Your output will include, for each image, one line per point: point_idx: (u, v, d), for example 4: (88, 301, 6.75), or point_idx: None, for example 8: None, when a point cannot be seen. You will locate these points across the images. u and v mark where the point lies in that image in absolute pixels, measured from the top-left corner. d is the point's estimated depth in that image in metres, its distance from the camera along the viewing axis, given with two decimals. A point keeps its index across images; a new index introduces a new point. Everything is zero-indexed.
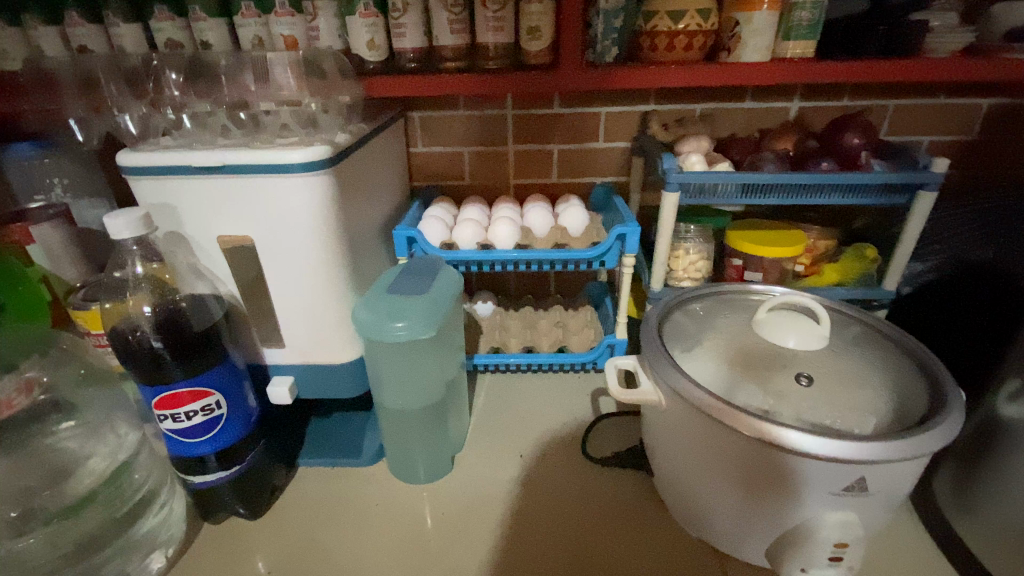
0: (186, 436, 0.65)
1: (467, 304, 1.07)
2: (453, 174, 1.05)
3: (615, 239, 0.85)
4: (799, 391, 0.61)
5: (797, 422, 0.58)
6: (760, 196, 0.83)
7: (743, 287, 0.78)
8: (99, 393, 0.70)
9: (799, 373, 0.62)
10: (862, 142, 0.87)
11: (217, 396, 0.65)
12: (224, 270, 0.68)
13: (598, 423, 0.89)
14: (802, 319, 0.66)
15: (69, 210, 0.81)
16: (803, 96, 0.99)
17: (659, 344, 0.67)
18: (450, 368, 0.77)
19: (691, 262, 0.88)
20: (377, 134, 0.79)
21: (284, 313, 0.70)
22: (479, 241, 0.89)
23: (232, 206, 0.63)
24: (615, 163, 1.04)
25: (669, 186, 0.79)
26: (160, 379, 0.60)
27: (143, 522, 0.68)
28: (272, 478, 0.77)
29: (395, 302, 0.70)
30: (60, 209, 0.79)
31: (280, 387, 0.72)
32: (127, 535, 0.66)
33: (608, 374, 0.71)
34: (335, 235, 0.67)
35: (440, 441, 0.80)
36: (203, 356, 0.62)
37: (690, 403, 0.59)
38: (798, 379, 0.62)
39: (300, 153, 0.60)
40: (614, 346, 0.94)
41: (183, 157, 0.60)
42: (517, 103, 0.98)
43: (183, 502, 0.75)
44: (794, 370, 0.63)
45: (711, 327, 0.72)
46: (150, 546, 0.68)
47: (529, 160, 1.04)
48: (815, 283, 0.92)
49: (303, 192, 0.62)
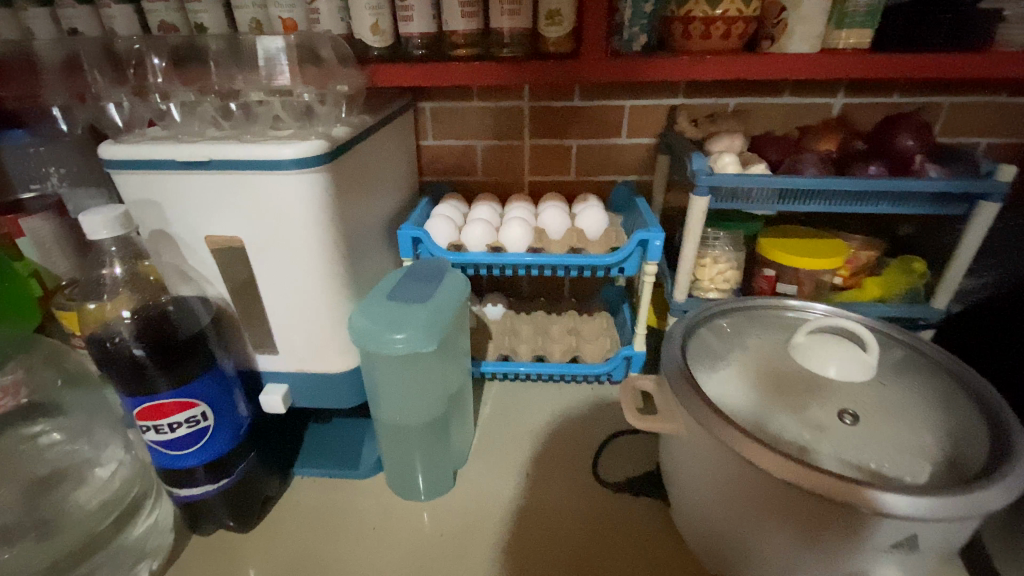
0: (173, 448, 0.61)
1: (477, 307, 1.02)
2: (465, 169, 0.99)
3: (636, 246, 0.78)
4: (837, 426, 0.54)
5: (835, 464, 0.52)
6: (799, 202, 0.75)
7: (775, 303, 0.71)
8: (85, 397, 0.68)
9: (842, 409, 0.55)
10: (916, 144, 0.78)
11: (203, 408, 0.61)
12: (212, 270, 0.62)
13: (612, 441, 0.83)
14: (846, 345, 0.58)
15: (62, 202, 0.76)
16: (847, 92, 0.90)
17: (682, 366, 0.61)
18: (453, 380, 0.72)
19: (719, 271, 0.81)
20: (382, 127, 0.74)
21: (278, 318, 0.65)
22: (490, 243, 0.83)
23: (221, 204, 0.58)
24: (638, 161, 0.97)
25: (698, 190, 0.72)
26: (144, 388, 0.56)
27: (132, 528, 0.67)
28: (265, 489, 0.73)
29: (397, 310, 0.65)
30: (52, 200, 0.75)
31: (274, 396, 0.68)
32: (120, 539, 0.65)
33: (625, 396, 0.65)
34: (332, 238, 0.62)
35: (442, 456, 0.75)
36: (189, 364, 0.58)
37: (716, 437, 0.53)
38: (840, 416, 0.55)
39: (293, 148, 0.55)
40: (631, 358, 0.88)
41: (166, 150, 0.56)
42: (535, 94, 0.92)
43: (170, 511, 0.71)
44: (834, 404, 0.56)
45: (740, 347, 0.66)
46: (136, 555, 0.65)
47: (546, 156, 0.97)
48: (854, 297, 0.84)
49: (296, 191, 0.57)
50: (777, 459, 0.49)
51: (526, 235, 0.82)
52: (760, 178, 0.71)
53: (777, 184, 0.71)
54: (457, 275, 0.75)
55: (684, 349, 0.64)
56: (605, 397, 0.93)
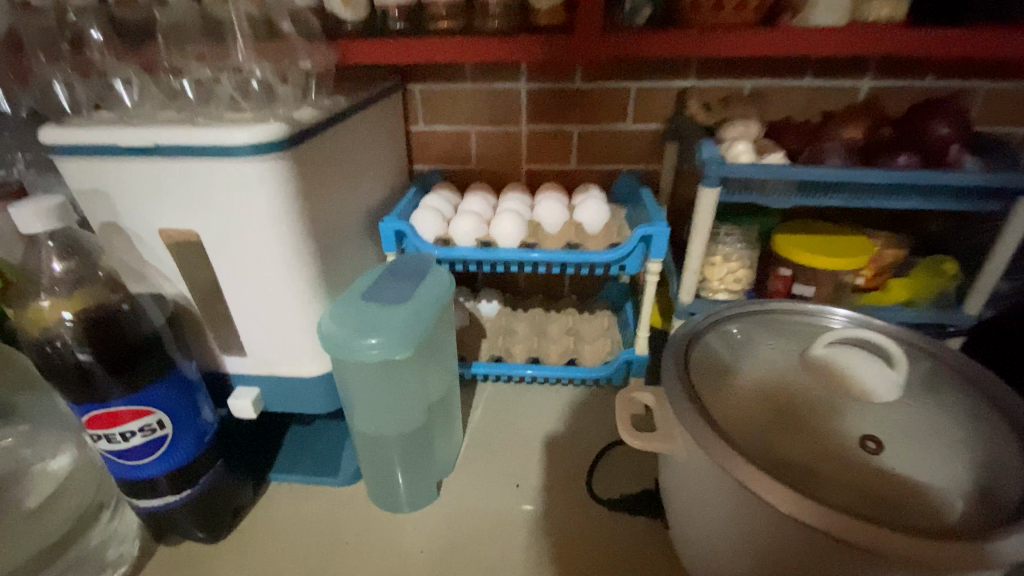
0: (128, 457, 0.57)
1: (470, 303, 0.96)
2: (458, 156, 0.92)
3: (638, 242, 0.72)
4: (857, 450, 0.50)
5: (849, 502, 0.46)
6: (820, 196, 0.68)
7: (790, 306, 0.63)
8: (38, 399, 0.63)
9: (864, 437, 0.51)
10: (953, 132, 0.70)
11: (159, 416, 0.56)
12: (170, 267, 0.57)
13: (609, 451, 0.77)
14: (869, 360, 0.52)
15: None
16: (875, 74, 0.82)
17: (683, 379, 0.54)
18: (434, 386, 0.66)
19: (729, 270, 0.74)
20: (361, 110, 0.68)
21: (244, 318, 0.60)
22: (480, 237, 0.77)
23: (174, 194, 0.53)
24: (643, 149, 0.89)
25: (706, 181, 0.65)
26: (91, 395, 0.52)
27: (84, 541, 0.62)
28: (236, 497, 0.69)
29: (370, 312, 0.59)
30: None
31: (243, 400, 0.63)
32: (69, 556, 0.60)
33: (620, 409, 0.59)
34: (298, 233, 0.56)
35: (424, 467, 0.69)
36: (141, 370, 0.53)
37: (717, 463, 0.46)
38: (864, 445, 0.50)
39: (247, 132, 0.49)
40: (632, 362, 0.82)
41: (111, 135, 0.50)
42: (532, 76, 0.85)
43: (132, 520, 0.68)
44: (857, 428, 0.51)
45: (750, 357, 0.59)
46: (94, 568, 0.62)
47: (544, 143, 0.90)
48: (877, 300, 0.77)
49: (254, 181, 0.51)
50: (783, 491, 0.43)
51: (519, 229, 0.76)
52: (776, 170, 0.64)
53: (796, 176, 0.64)
54: (440, 272, 0.69)
55: (687, 361, 0.56)
56: (603, 402, 0.87)
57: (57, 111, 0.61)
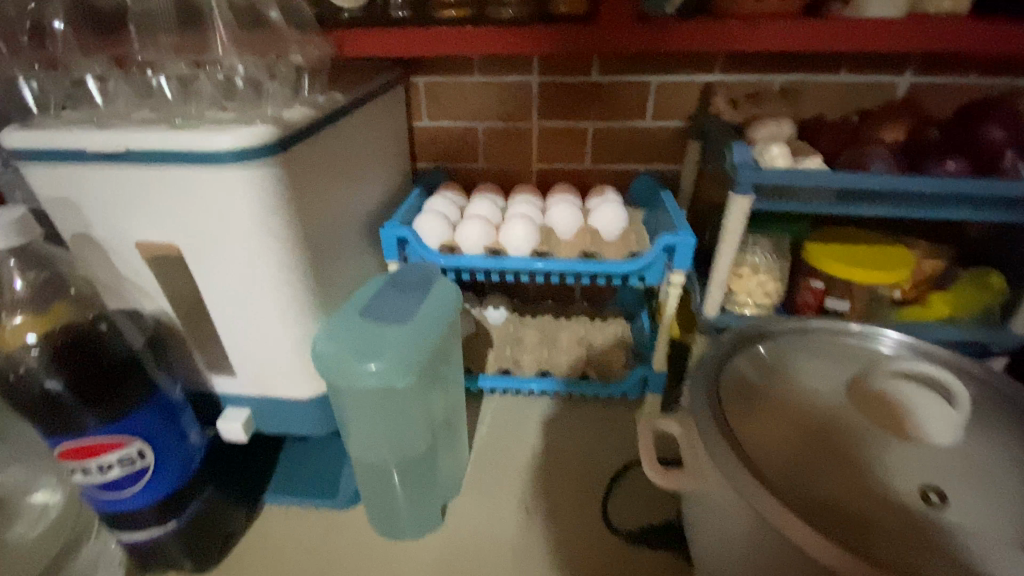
0: (107, 489, 0.52)
1: (476, 310, 0.90)
2: (464, 155, 0.86)
3: (660, 253, 0.66)
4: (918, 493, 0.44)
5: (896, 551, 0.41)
6: (861, 205, 0.62)
7: (831, 326, 0.59)
8: None
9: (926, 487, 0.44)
10: (1008, 135, 0.64)
11: (140, 445, 0.51)
12: (149, 282, 0.52)
13: (625, 474, 0.72)
14: (929, 398, 0.48)
15: None
16: (917, 69, 0.75)
17: (712, 407, 0.50)
18: (438, 406, 0.61)
19: (759, 283, 0.69)
20: (360, 107, 0.62)
21: (232, 338, 0.55)
22: (488, 245, 0.71)
23: (152, 205, 0.47)
24: (662, 148, 0.83)
25: (739, 188, 0.59)
26: (66, 425, 0.47)
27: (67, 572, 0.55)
28: (228, 522, 0.64)
29: (369, 331, 0.54)
30: None
31: (234, 423, 0.58)
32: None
33: (642, 439, 0.55)
34: (289, 246, 0.51)
35: (429, 490, 0.65)
36: (120, 397, 0.48)
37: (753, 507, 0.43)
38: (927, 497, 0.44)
39: (231, 137, 0.43)
40: (649, 377, 0.76)
41: (78, 138, 0.45)
42: (545, 69, 0.78)
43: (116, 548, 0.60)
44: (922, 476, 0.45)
45: (785, 381, 0.54)
46: None
47: (556, 141, 0.84)
48: (916, 315, 0.71)
49: (240, 190, 0.46)
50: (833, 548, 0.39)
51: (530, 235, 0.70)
52: (813, 177, 0.58)
53: (836, 183, 0.58)
54: (445, 284, 0.63)
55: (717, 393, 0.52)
56: (617, 418, 0.81)
57: (23, 111, 0.55)
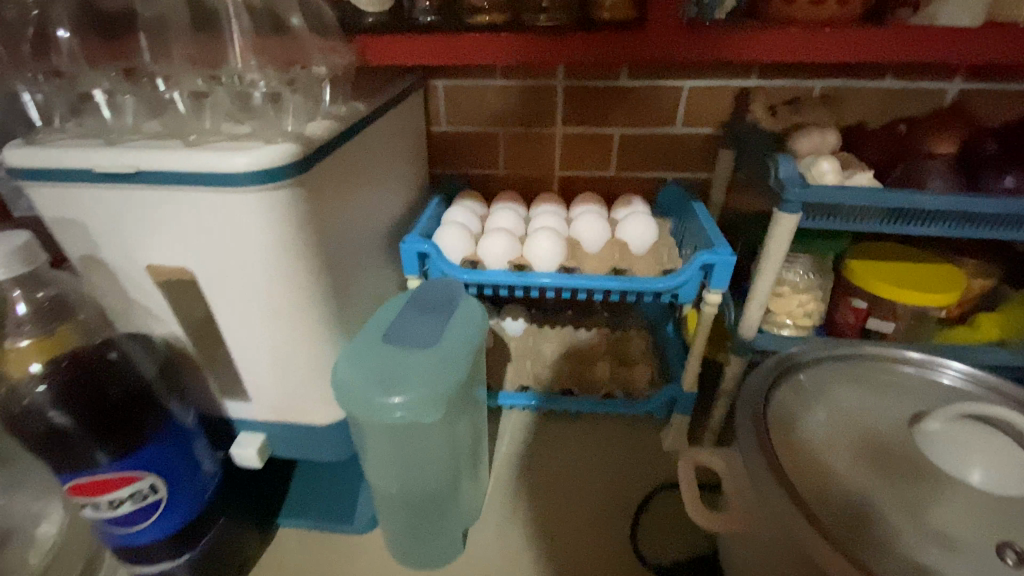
0: (118, 523, 0.49)
1: (495, 321, 0.85)
2: (484, 162, 0.83)
3: (697, 271, 0.62)
4: (974, 541, 0.42)
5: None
6: (914, 223, 0.58)
7: (882, 353, 0.58)
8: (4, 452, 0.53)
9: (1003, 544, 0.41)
10: None
11: (152, 479, 0.48)
12: (161, 306, 0.49)
13: (654, 498, 0.69)
14: (999, 444, 0.44)
15: None
16: (966, 76, 0.71)
17: (755, 436, 0.49)
18: (465, 433, 0.59)
19: (799, 303, 0.66)
20: (381, 116, 0.58)
21: (246, 364, 0.52)
22: (513, 260, 0.68)
23: (164, 227, 0.44)
24: (692, 155, 0.79)
25: (786, 206, 0.56)
26: (74, 461, 0.44)
27: None
28: (242, 549, 0.61)
29: (392, 358, 0.51)
30: None
31: (249, 449, 0.55)
32: None
33: (681, 474, 0.52)
34: (308, 269, 0.47)
35: (452, 518, 0.63)
36: (132, 429, 0.46)
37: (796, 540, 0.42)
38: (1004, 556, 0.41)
39: (248, 156, 0.40)
40: (678, 397, 0.73)
41: (83, 157, 0.42)
42: (571, 72, 0.75)
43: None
44: (987, 530, 0.42)
45: (833, 410, 0.53)
46: None
47: (582, 147, 0.80)
48: (964, 336, 0.67)
49: (256, 213, 0.43)
50: None
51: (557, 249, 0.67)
52: (863, 194, 0.55)
53: (887, 202, 0.55)
54: (469, 303, 0.60)
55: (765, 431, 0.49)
56: (644, 436, 0.78)
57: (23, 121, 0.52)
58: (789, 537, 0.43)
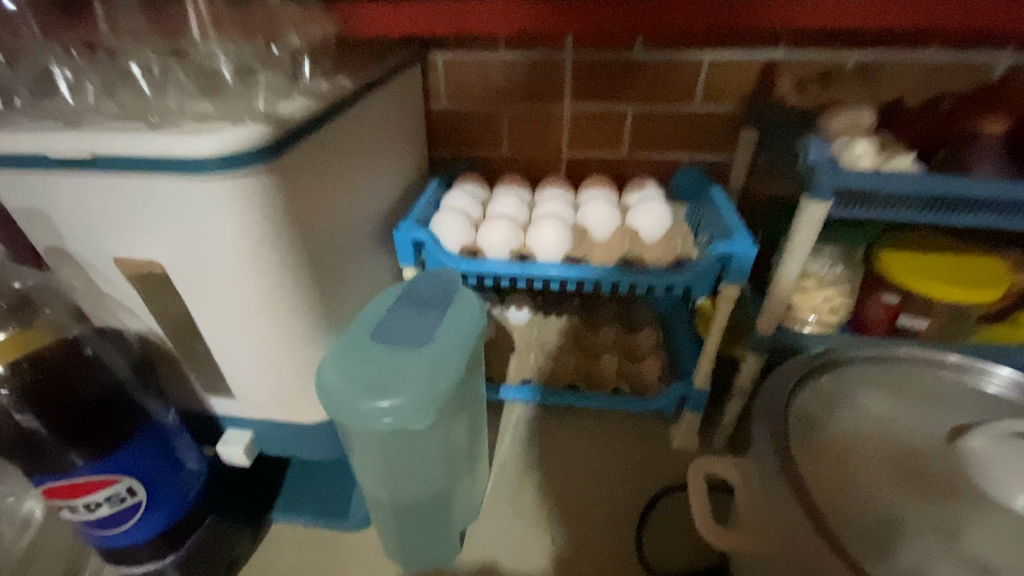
0: (99, 525, 0.46)
1: (497, 311, 0.81)
2: (486, 142, 0.78)
3: (712, 263, 0.58)
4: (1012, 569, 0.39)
5: None
6: (958, 213, 0.52)
7: (914, 356, 0.53)
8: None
9: None
10: None
11: (130, 482, 0.45)
12: (135, 302, 0.46)
13: (661, 500, 0.65)
14: None
15: None
16: (1020, 46, 0.64)
17: (772, 447, 0.45)
18: (460, 436, 0.56)
19: (825, 298, 0.62)
20: (370, 94, 0.54)
21: (226, 362, 0.49)
22: (515, 250, 0.63)
23: (127, 218, 0.41)
24: (711, 135, 0.74)
25: (814, 192, 0.50)
26: (47, 466, 0.41)
27: None
28: (234, 547, 0.59)
29: (381, 360, 0.47)
30: None
31: (234, 448, 0.52)
32: None
33: (690, 483, 0.49)
34: (288, 262, 0.44)
35: (446, 524, 0.59)
36: (106, 431, 0.43)
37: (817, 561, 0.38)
38: None
39: (211, 140, 0.36)
40: (690, 395, 0.69)
41: (36, 141, 0.38)
42: (580, 44, 0.69)
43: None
44: None
45: (859, 418, 0.49)
46: None
47: (591, 127, 0.75)
48: (1004, 335, 0.62)
49: (225, 202, 0.39)
50: None
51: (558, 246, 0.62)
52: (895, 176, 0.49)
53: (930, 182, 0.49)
54: (465, 296, 0.56)
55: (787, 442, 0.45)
56: (653, 433, 0.74)
57: None
58: (811, 563, 0.39)
